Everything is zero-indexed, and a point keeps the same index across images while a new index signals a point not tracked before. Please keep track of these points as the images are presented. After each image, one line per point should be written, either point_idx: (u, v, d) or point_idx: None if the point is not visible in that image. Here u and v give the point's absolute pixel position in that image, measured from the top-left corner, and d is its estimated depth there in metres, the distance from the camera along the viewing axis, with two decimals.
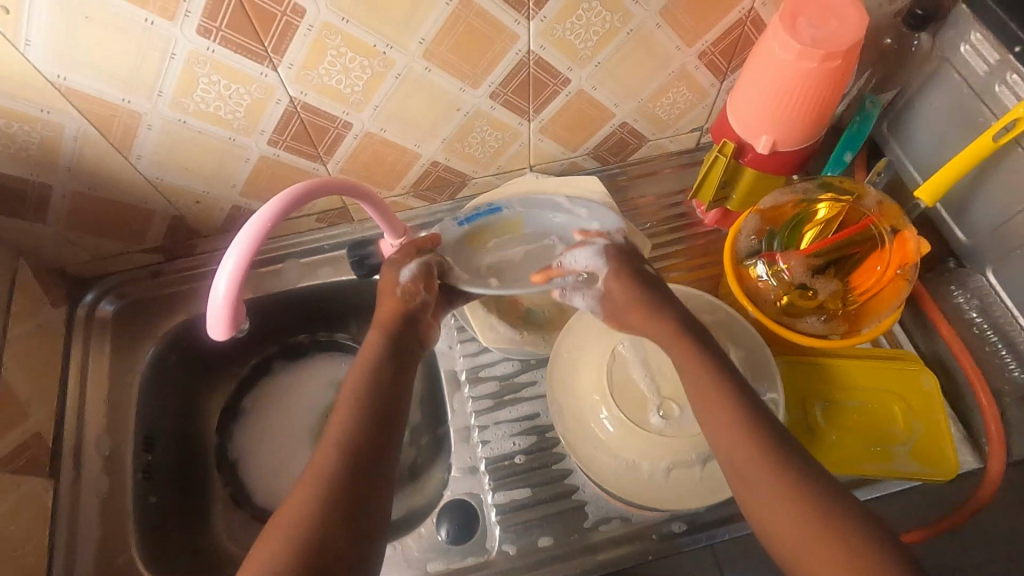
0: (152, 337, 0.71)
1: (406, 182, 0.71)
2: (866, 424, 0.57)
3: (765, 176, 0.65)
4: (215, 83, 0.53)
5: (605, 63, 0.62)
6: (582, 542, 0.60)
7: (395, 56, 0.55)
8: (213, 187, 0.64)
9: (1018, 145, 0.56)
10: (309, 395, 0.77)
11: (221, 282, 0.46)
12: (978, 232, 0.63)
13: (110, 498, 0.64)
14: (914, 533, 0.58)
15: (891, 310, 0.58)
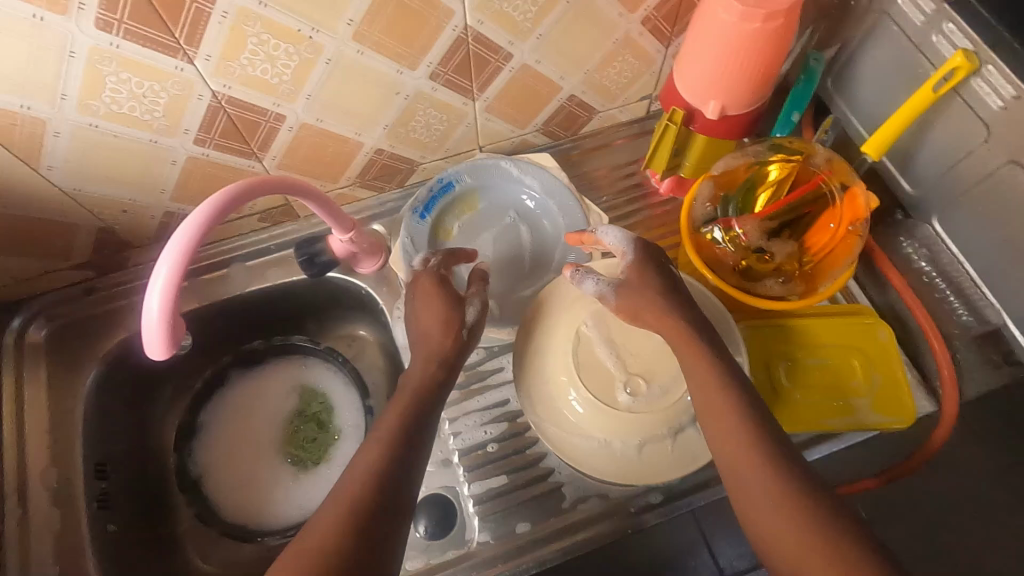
0: (92, 359, 0.66)
1: (351, 173, 0.68)
2: (827, 381, 0.58)
3: (716, 142, 0.64)
4: (125, 81, 0.48)
5: (547, 34, 0.60)
6: (562, 523, 0.60)
7: (323, 41, 0.51)
8: (140, 195, 0.59)
9: (956, 94, 0.57)
10: (272, 402, 0.74)
11: (152, 299, 0.43)
12: (924, 183, 0.65)
13: (65, 532, 0.60)
14: (851, 485, 0.61)
15: (845, 266, 0.59)
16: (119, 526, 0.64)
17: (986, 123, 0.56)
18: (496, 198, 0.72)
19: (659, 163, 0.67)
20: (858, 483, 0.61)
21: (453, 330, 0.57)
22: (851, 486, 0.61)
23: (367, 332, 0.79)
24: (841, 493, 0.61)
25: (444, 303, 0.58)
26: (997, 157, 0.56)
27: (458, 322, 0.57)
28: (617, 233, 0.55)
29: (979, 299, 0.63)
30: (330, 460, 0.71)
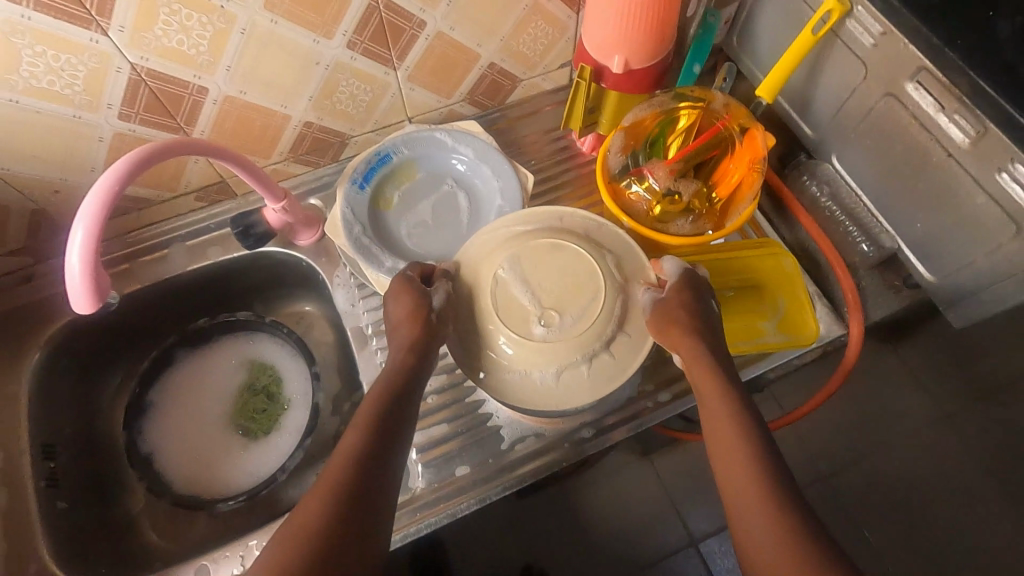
0: (34, 343, 0.67)
1: (283, 148, 0.71)
2: (738, 308, 0.62)
3: (626, 96, 0.68)
4: (40, 54, 0.50)
5: (457, 1, 0.63)
6: (501, 463, 0.63)
7: (235, 11, 0.54)
8: (70, 174, 0.61)
9: (836, 36, 0.62)
10: (221, 377, 0.76)
11: (72, 254, 0.45)
12: (820, 125, 0.70)
13: (12, 509, 0.61)
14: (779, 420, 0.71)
15: (747, 202, 0.63)
16: (70, 503, 0.65)
17: (863, 62, 0.61)
18: (432, 166, 0.75)
19: (576, 120, 0.70)
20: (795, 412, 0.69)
21: (421, 318, 0.56)
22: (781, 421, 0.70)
23: (313, 307, 0.81)
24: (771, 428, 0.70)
25: (410, 296, 0.58)
26: (875, 92, 0.61)
27: (425, 308, 0.57)
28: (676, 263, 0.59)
29: (876, 228, 0.67)
30: (282, 429, 0.73)
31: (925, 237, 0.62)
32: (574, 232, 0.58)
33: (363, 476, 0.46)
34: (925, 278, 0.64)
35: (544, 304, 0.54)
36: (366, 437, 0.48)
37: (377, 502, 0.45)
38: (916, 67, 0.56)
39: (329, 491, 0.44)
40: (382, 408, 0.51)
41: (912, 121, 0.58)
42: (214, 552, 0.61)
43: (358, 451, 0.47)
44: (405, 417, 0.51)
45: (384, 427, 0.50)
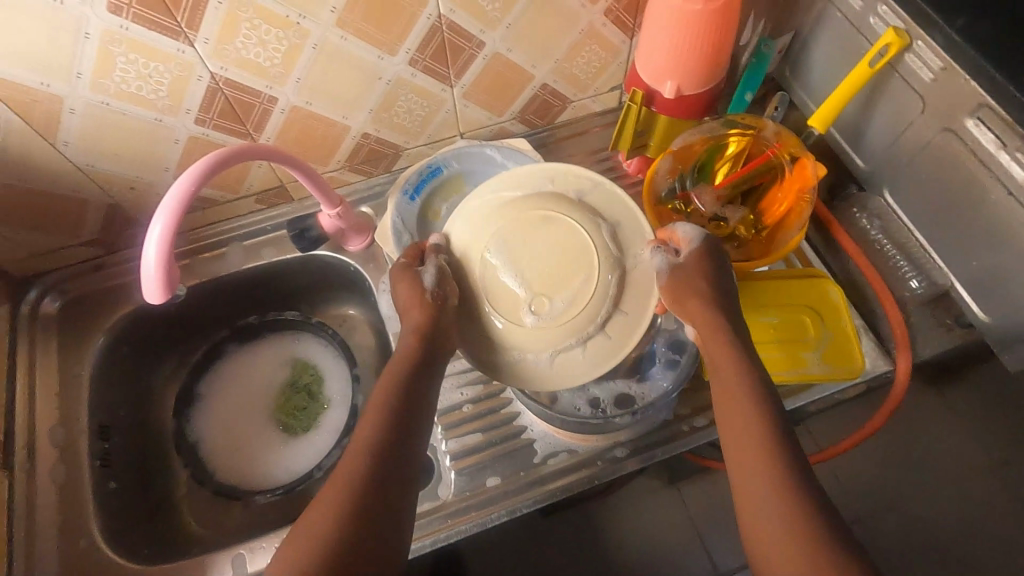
0: (99, 329, 0.71)
1: (340, 157, 0.74)
2: (781, 336, 0.62)
3: (675, 122, 0.69)
4: (133, 62, 0.54)
5: (516, 23, 0.65)
6: (532, 476, 0.63)
7: (309, 27, 0.57)
8: (146, 173, 0.65)
9: (893, 70, 0.62)
10: (266, 373, 0.79)
11: (150, 248, 0.48)
12: (873, 158, 0.69)
13: (68, 484, 0.64)
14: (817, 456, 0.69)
15: (795, 229, 0.63)
16: (120, 484, 0.68)
17: (920, 96, 0.60)
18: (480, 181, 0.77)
19: (624, 142, 0.71)
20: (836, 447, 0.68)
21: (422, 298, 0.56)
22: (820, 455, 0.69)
23: (357, 311, 0.84)
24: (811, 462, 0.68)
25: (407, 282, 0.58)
26: (931, 127, 0.60)
27: (421, 290, 0.57)
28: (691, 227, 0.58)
29: (928, 262, 0.66)
30: (320, 427, 0.75)
31: (982, 275, 0.60)
32: (564, 203, 0.56)
33: (381, 468, 0.47)
34: (979, 318, 0.63)
35: (536, 285, 0.54)
36: (383, 430, 0.49)
37: (395, 492, 0.47)
38: (976, 103, 0.55)
39: (347, 488, 0.46)
40: (389, 402, 0.52)
41: (971, 157, 0.57)
42: (251, 543, 0.63)
43: (376, 444, 0.48)
44: (420, 405, 0.53)
45: (398, 417, 0.51)
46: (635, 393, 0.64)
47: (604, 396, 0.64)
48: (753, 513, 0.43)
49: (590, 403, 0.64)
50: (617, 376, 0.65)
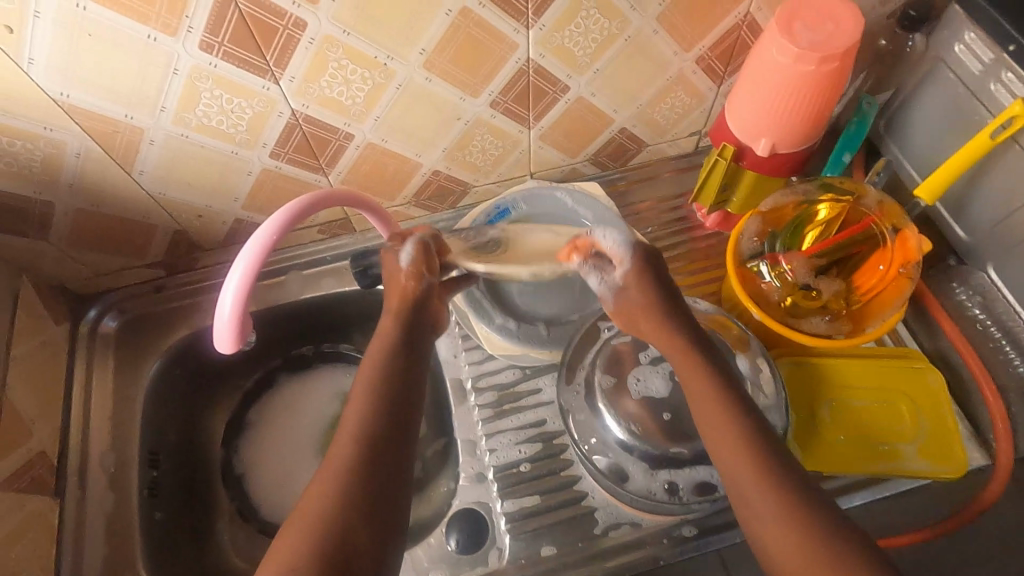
0: (155, 352, 0.70)
1: (408, 192, 0.72)
2: (874, 424, 0.57)
3: (764, 179, 0.66)
4: (217, 97, 0.53)
5: (604, 69, 0.62)
6: (593, 549, 0.60)
7: (395, 67, 0.55)
8: (215, 201, 0.64)
9: (1015, 143, 0.57)
10: (315, 406, 0.77)
11: (227, 298, 0.46)
12: (977, 230, 0.64)
13: (116, 514, 0.63)
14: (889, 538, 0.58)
15: (895, 307, 0.59)
16: (166, 514, 0.66)
17: None
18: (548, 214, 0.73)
19: (706, 196, 0.68)
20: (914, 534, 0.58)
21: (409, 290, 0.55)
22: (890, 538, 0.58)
23: None
24: (881, 545, 0.57)
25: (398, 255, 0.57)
26: None
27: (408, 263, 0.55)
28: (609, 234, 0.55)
29: None
30: None
31: None
32: (551, 204, 0.73)
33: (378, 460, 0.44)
34: None
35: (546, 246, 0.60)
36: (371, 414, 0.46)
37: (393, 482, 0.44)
38: None
39: (337, 490, 0.42)
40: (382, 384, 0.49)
41: None
42: None
43: (371, 436, 0.45)
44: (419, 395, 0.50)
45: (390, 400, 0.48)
46: (718, 480, 0.53)
47: (683, 481, 0.54)
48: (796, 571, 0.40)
49: (666, 489, 0.54)
50: (700, 462, 0.53)
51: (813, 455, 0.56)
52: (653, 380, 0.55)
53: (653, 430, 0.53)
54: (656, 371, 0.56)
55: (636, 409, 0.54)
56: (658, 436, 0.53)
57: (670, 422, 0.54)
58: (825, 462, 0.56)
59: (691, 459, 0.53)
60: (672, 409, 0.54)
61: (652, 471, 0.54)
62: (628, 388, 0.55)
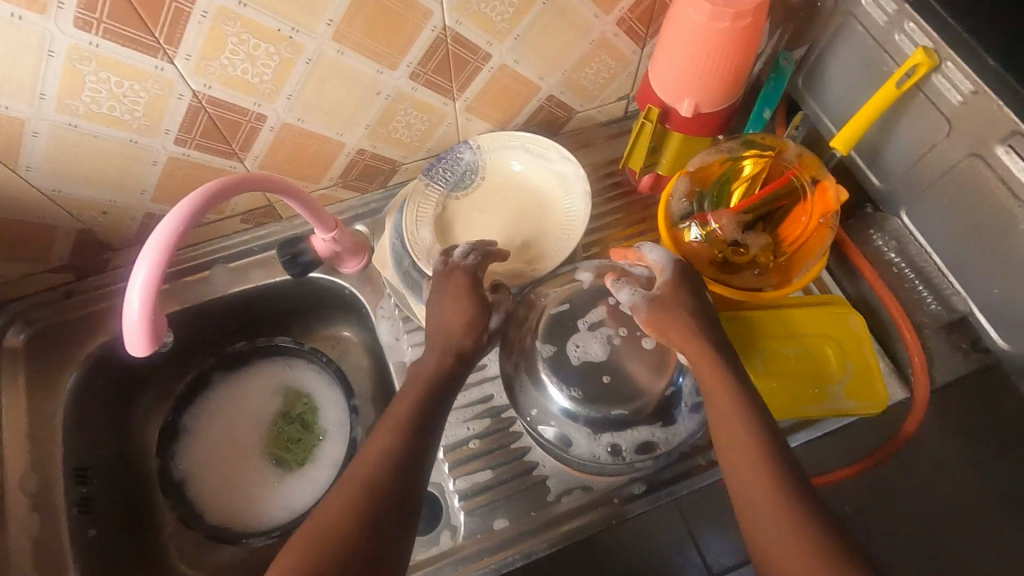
0: (72, 363, 0.66)
1: (334, 174, 0.69)
2: (804, 370, 0.61)
3: (690, 139, 0.66)
4: (104, 81, 0.48)
5: (525, 35, 0.61)
6: (547, 516, 0.60)
7: (303, 41, 0.52)
8: (120, 196, 0.59)
9: (919, 90, 0.59)
10: (256, 403, 0.74)
11: (133, 295, 0.43)
12: (890, 177, 0.67)
13: (43, 538, 0.59)
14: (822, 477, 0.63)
15: (818, 257, 0.61)
16: (101, 531, 0.63)
17: (947, 118, 0.58)
18: (496, 169, 0.70)
19: (636, 160, 0.68)
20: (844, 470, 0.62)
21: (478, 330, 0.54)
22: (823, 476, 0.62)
23: (351, 333, 0.80)
24: (814, 484, 0.62)
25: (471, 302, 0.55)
26: (958, 151, 0.58)
27: (482, 324, 0.54)
28: (660, 251, 0.56)
29: (947, 287, 0.64)
30: (316, 461, 0.71)
31: (1003, 304, 0.59)
32: (504, 164, 0.70)
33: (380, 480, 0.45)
34: (997, 343, 0.62)
35: (503, 229, 0.68)
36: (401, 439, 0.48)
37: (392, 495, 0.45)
38: (1008, 130, 0.53)
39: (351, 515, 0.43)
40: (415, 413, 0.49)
41: (999, 185, 0.56)
42: None
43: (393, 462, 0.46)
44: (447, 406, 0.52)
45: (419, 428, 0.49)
46: (657, 438, 0.55)
47: (625, 442, 0.55)
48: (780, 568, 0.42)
49: (610, 451, 0.55)
50: (639, 421, 0.54)
51: None
52: (592, 345, 0.57)
53: (597, 394, 0.55)
54: (594, 336, 0.57)
55: (576, 374, 0.55)
56: (598, 400, 0.54)
57: (609, 384, 0.55)
58: None
59: (630, 419, 0.54)
60: (611, 371, 0.55)
61: (595, 435, 0.55)
62: (568, 355, 0.56)
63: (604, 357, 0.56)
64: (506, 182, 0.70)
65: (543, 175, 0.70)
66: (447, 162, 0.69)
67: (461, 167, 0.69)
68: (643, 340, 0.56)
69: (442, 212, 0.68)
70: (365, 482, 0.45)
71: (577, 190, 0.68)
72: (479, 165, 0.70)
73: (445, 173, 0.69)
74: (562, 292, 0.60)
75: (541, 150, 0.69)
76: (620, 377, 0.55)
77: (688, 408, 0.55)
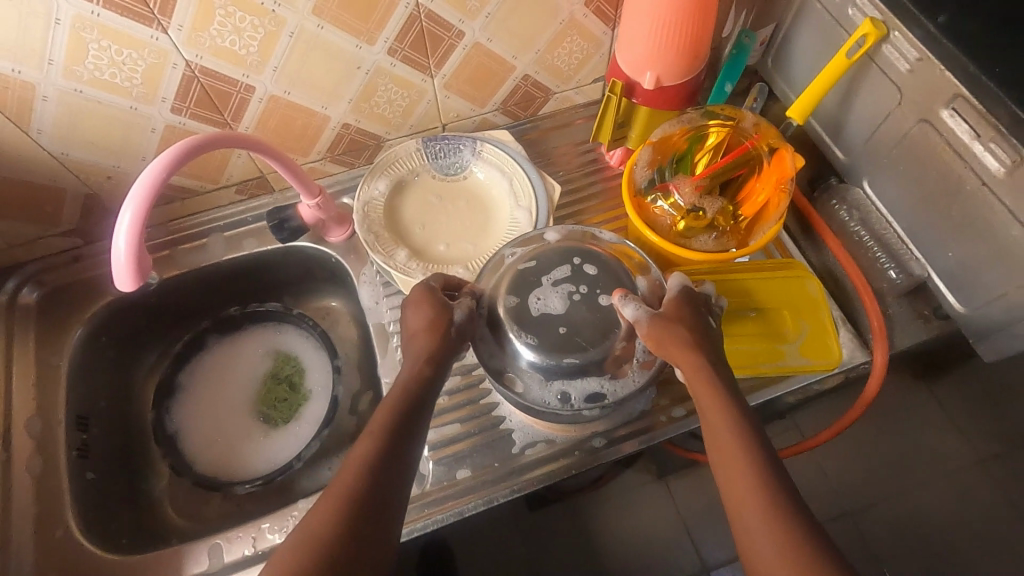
0: (78, 319, 0.71)
1: (321, 147, 0.73)
2: (759, 329, 0.62)
3: (657, 112, 0.69)
4: (105, 48, 0.54)
5: (495, 14, 0.65)
6: (511, 466, 0.63)
7: (285, 14, 0.57)
8: (123, 161, 0.65)
9: (872, 61, 0.62)
10: (246, 364, 0.78)
11: (119, 237, 0.48)
12: (851, 149, 0.69)
13: (44, 476, 0.64)
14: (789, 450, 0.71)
15: (773, 221, 0.63)
16: (98, 474, 0.68)
17: (898, 86, 0.60)
18: (477, 164, 0.76)
19: (605, 132, 0.71)
20: (807, 442, 0.70)
21: (441, 329, 0.56)
22: (790, 449, 0.71)
23: (339, 304, 0.84)
24: (781, 456, 0.71)
25: (432, 306, 0.58)
26: (909, 118, 0.60)
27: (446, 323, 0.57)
28: (681, 280, 0.58)
29: (906, 254, 0.66)
30: (300, 419, 0.75)
31: (956, 266, 0.61)
32: (480, 163, 0.76)
33: (371, 494, 0.45)
34: (954, 308, 0.63)
35: (446, 216, 0.75)
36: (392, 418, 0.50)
37: (378, 518, 0.45)
38: (951, 94, 0.55)
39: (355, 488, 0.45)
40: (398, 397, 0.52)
41: (946, 148, 0.57)
42: (228, 531, 0.62)
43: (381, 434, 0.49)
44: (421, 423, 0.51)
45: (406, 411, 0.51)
46: (606, 391, 0.58)
47: (575, 391, 0.58)
48: (756, 553, 0.44)
49: (560, 398, 0.58)
50: (591, 372, 0.57)
51: None
52: (552, 299, 0.59)
53: (550, 345, 0.57)
54: (554, 290, 0.60)
55: (532, 326, 0.58)
56: (554, 349, 0.57)
57: (564, 335, 0.57)
58: None
59: (580, 370, 0.57)
60: (568, 323, 0.58)
61: (547, 382, 0.58)
62: (529, 306, 0.59)
63: (563, 310, 0.58)
64: (471, 192, 0.76)
65: (500, 188, 0.75)
66: (447, 145, 0.75)
67: (451, 153, 0.76)
68: (599, 297, 0.59)
69: (409, 177, 0.75)
70: (365, 457, 0.47)
71: (524, 206, 0.73)
72: (466, 157, 0.76)
73: (439, 152, 0.75)
74: (529, 250, 0.63)
75: (501, 163, 0.75)
76: (574, 330, 0.58)
77: (638, 364, 0.58)
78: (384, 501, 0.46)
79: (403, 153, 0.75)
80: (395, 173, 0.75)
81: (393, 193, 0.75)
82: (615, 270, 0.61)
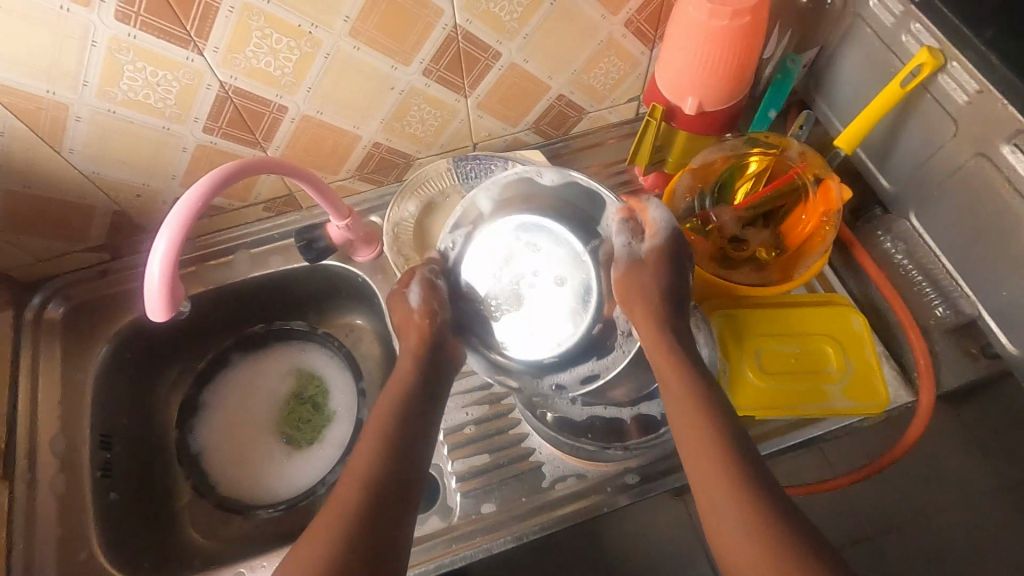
0: (103, 336, 0.70)
1: (351, 165, 0.72)
2: (801, 367, 0.60)
3: (695, 138, 0.67)
4: (141, 70, 0.53)
5: (533, 34, 0.63)
6: (541, 500, 0.62)
7: (321, 36, 0.56)
8: (152, 179, 0.64)
9: (926, 91, 0.59)
10: (270, 383, 0.77)
11: (154, 265, 0.47)
12: (898, 179, 0.67)
13: (68, 496, 0.63)
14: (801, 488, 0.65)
15: (818, 254, 0.61)
16: (120, 494, 0.67)
17: (953, 118, 0.58)
18: None
19: (641, 158, 0.70)
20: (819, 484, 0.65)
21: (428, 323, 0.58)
22: (802, 487, 0.65)
23: (363, 322, 0.82)
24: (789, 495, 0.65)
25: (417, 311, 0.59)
26: (964, 151, 0.58)
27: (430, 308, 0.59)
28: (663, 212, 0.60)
29: (955, 291, 0.63)
30: (324, 440, 0.74)
31: (1010, 307, 0.58)
32: None
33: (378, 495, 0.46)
34: (1006, 348, 0.60)
35: None
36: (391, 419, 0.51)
37: (394, 510, 0.46)
38: (1013, 129, 0.53)
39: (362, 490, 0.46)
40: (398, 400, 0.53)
41: (1004, 185, 0.55)
42: (251, 561, 0.61)
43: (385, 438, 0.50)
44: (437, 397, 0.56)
45: (406, 416, 0.52)
46: (598, 371, 0.59)
47: (568, 378, 0.59)
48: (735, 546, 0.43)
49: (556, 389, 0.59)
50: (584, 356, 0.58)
51: (743, 400, 0.58)
52: (503, 295, 0.59)
53: (536, 338, 0.58)
54: (502, 283, 0.59)
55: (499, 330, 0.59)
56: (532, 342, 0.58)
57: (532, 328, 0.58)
58: (754, 406, 0.58)
59: (579, 353, 0.58)
60: (530, 315, 0.58)
61: (538, 377, 0.59)
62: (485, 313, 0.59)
63: (521, 302, 0.59)
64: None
65: None
66: (479, 166, 0.74)
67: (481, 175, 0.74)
68: (552, 276, 0.60)
69: (439, 198, 0.74)
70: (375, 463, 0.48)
71: None
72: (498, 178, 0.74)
73: (470, 173, 0.74)
74: (468, 235, 0.62)
75: None
76: (545, 318, 0.58)
77: (621, 336, 0.60)
78: (393, 498, 0.46)
79: (432, 174, 0.73)
80: (427, 192, 0.74)
81: (424, 215, 0.74)
82: (561, 243, 0.60)
